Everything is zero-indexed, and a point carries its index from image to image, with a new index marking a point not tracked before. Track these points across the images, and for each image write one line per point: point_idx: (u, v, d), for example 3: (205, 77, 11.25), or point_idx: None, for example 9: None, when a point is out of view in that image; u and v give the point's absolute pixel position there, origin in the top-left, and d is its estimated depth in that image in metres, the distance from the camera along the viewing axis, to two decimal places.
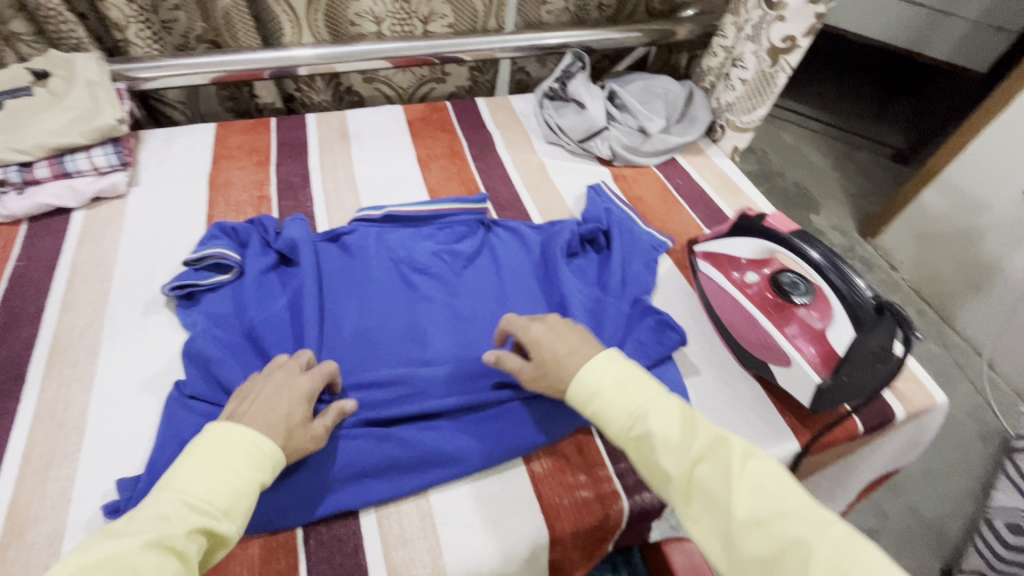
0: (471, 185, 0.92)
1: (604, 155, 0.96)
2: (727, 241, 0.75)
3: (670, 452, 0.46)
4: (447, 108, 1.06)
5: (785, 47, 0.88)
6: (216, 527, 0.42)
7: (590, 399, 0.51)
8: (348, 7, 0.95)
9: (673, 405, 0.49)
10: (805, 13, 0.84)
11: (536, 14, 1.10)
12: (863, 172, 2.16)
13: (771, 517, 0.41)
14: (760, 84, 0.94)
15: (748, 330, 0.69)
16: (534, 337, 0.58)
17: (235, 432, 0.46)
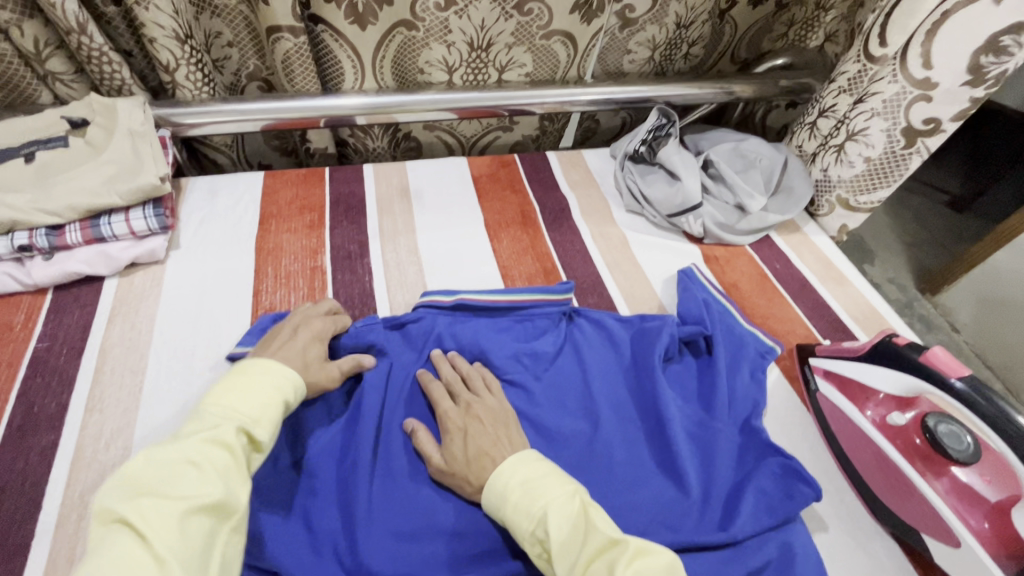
0: (547, 262, 0.81)
1: (694, 233, 0.86)
2: (863, 367, 0.64)
3: (564, 556, 0.45)
4: (516, 163, 0.97)
5: (927, 130, 0.81)
6: (254, 429, 0.47)
7: (498, 505, 0.50)
8: (418, 55, 0.86)
9: (572, 507, 0.47)
10: (958, 95, 0.76)
11: (617, 62, 1.01)
12: (918, 219, 2.02)
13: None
14: (887, 164, 0.86)
15: (892, 484, 0.58)
16: (453, 423, 0.57)
17: (264, 361, 0.53)
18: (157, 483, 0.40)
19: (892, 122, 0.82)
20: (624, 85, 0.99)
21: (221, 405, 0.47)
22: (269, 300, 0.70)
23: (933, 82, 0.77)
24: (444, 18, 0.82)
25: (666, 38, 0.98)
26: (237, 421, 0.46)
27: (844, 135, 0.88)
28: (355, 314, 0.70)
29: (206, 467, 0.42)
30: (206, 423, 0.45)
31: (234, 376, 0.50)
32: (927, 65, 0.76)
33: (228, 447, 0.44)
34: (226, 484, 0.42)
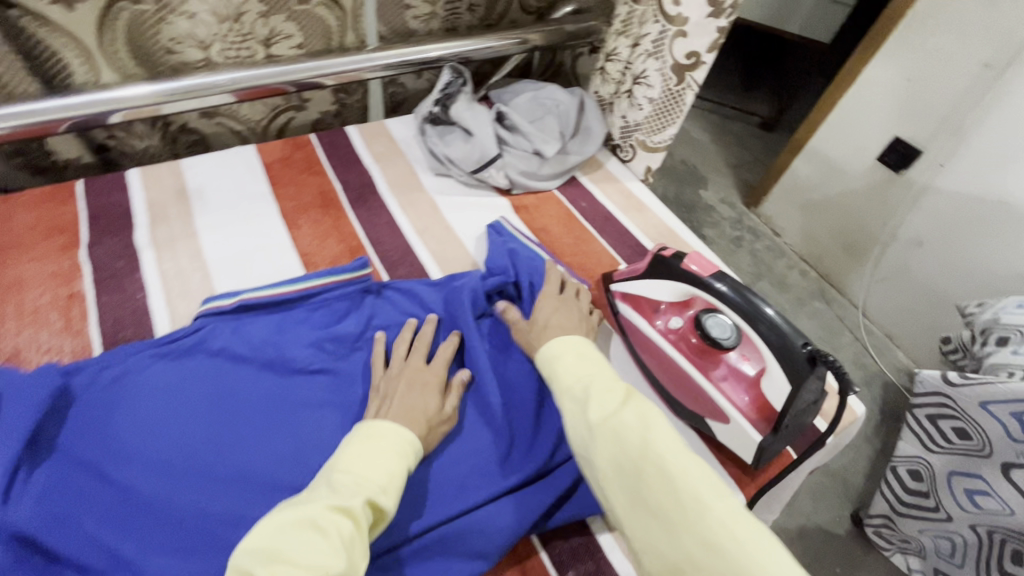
0: (352, 241, 0.78)
1: (501, 185, 0.87)
2: (645, 284, 0.68)
3: (599, 404, 0.49)
4: (312, 142, 0.91)
5: (690, 64, 0.86)
6: (381, 501, 0.46)
7: (550, 361, 0.56)
8: (157, 33, 0.76)
9: (619, 384, 0.52)
10: (707, 27, 0.81)
11: (401, 21, 0.97)
12: (739, 141, 2.26)
13: (682, 476, 0.43)
14: (667, 102, 0.91)
15: (681, 384, 0.64)
16: (537, 316, 0.63)
17: (392, 425, 0.52)
18: (287, 550, 0.40)
19: (663, 60, 0.87)
20: (411, 45, 0.97)
21: (354, 469, 0.47)
22: (12, 343, 0.60)
23: (681, 18, 0.82)
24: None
25: None
26: (364, 492, 0.46)
27: (631, 79, 0.94)
28: (126, 337, 0.63)
29: (330, 535, 0.41)
30: (336, 491, 0.45)
31: (368, 438, 0.50)
32: (674, 3, 0.81)
33: (351, 517, 0.43)
34: (348, 556, 0.41)
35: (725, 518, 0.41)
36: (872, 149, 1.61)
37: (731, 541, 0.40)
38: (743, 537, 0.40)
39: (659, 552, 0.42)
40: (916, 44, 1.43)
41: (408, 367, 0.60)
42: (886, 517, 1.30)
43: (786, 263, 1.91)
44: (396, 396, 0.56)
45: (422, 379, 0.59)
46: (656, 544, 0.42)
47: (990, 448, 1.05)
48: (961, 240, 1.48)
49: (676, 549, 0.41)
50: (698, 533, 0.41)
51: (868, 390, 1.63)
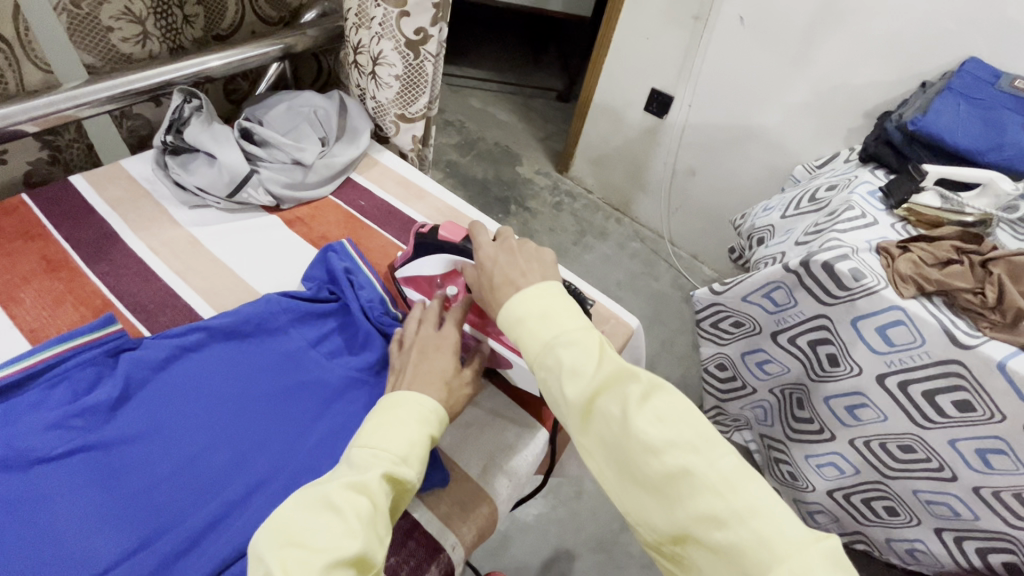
0: (94, 302, 0.69)
1: (266, 203, 0.83)
2: (415, 263, 0.72)
3: (575, 380, 0.45)
4: (23, 204, 0.78)
5: (420, 39, 0.88)
6: (401, 472, 0.47)
7: (512, 326, 0.51)
8: None
9: (592, 340, 0.48)
10: (424, 4, 0.84)
11: (108, 44, 0.88)
12: (542, 117, 2.42)
13: (663, 450, 0.42)
14: (412, 77, 0.93)
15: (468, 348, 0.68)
16: (485, 257, 0.58)
17: (410, 394, 0.53)
18: (308, 531, 0.41)
19: (395, 40, 0.88)
20: (126, 73, 0.87)
21: (374, 447, 0.48)
22: None
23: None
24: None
25: (147, 6, 0.89)
26: (382, 464, 0.47)
27: (371, 62, 0.93)
28: None
29: (345, 515, 0.42)
30: (351, 466, 0.46)
31: (388, 412, 0.51)
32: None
33: (369, 493, 0.44)
34: (367, 533, 0.42)
35: (713, 487, 0.40)
36: (637, 102, 1.84)
37: (721, 510, 0.40)
38: (738, 508, 0.40)
39: (654, 525, 0.43)
40: (643, 6, 1.65)
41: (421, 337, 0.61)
42: (717, 407, 1.52)
43: (603, 215, 2.11)
44: (412, 367, 0.58)
45: (441, 343, 0.60)
46: (650, 518, 0.43)
47: (759, 325, 1.29)
48: (716, 162, 1.76)
49: (667, 525, 0.42)
50: (687, 511, 0.41)
51: (687, 306, 1.89)
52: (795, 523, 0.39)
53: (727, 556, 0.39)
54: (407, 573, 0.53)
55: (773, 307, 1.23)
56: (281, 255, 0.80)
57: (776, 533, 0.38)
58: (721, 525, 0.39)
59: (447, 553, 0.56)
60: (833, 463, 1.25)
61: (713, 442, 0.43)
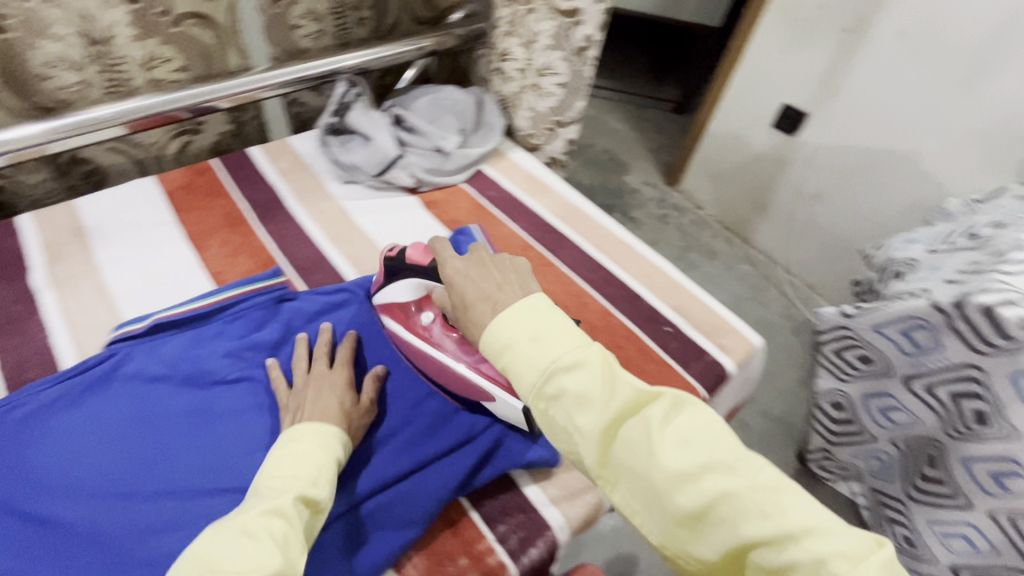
0: (263, 255, 0.79)
1: (407, 184, 0.90)
2: (388, 289, 0.67)
3: (590, 408, 0.41)
4: (214, 166, 0.91)
5: (586, 45, 0.94)
6: (312, 495, 0.46)
7: (503, 351, 0.45)
8: (27, 62, 0.75)
9: (595, 358, 0.43)
10: (595, 12, 0.90)
11: (291, 41, 1.00)
12: (655, 128, 2.37)
13: (698, 474, 0.38)
14: (575, 83, 0.98)
15: (450, 378, 0.62)
16: (451, 275, 0.53)
17: (305, 426, 0.52)
18: (224, 563, 0.39)
19: (564, 49, 0.93)
20: (305, 61, 0.99)
21: (279, 476, 0.47)
22: None
23: (573, 9, 0.89)
24: (33, 9, 0.72)
25: (328, 7, 1.00)
26: (294, 489, 0.46)
27: (534, 74, 0.97)
28: (30, 376, 0.62)
29: (263, 538, 0.40)
30: (266, 495, 0.45)
31: (297, 441, 0.50)
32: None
33: (286, 517, 0.43)
34: (286, 550, 0.40)
35: (758, 509, 0.36)
36: (765, 118, 1.74)
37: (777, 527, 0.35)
38: (791, 528, 0.35)
39: (697, 556, 0.38)
40: (788, 18, 1.56)
41: (314, 375, 0.60)
42: (824, 449, 1.39)
43: (710, 233, 2.02)
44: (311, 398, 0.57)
45: (331, 381, 0.60)
46: (691, 549, 0.38)
47: (892, 366, 1.17)
48: (849, 187, 1.62)
49: (713, 553, 0.37)
50: (735, 534, 0.36)
51: (797, 338, 1.75)
52: (849, 532, 0.35)
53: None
54: (514, 544, 0.55)
55: (911, 348, 1.11)
56: (414, 232, 0.86)
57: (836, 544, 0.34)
58: (779, 546, 0.35)
59: (553, 531, 0.56)
60: (963, 536, 1.09)
61: (745, 456, 0.38)
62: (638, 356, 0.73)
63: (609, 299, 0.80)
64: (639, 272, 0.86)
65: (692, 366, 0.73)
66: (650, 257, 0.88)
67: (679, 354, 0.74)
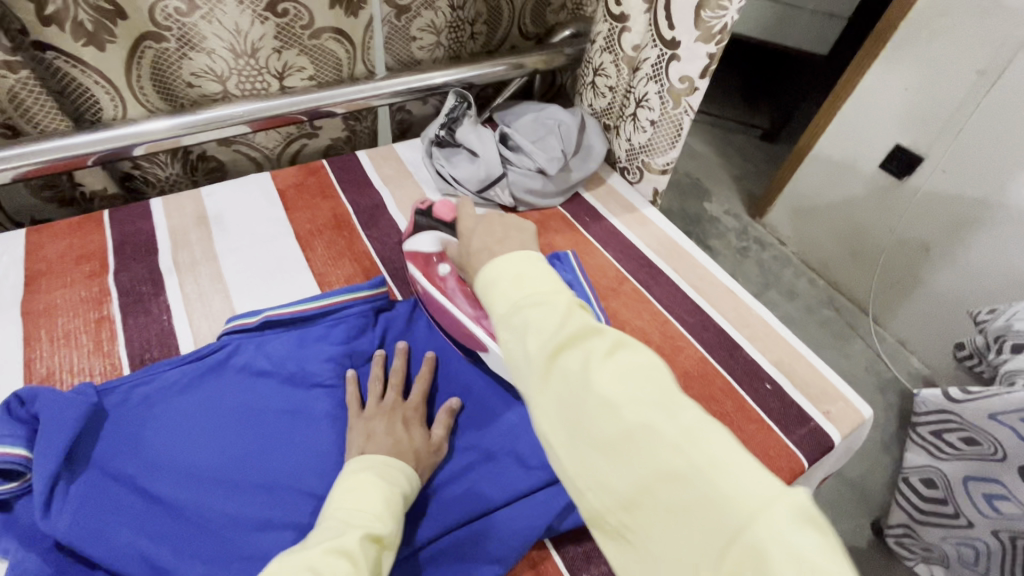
0: (365, 261, 0.81)
1: (506, 203, 0.91)
2: (414, 239, 0.73)
3: (537, 333, 0.38)
4: (325, 168, 0.95)
5: (685, 88, 0.86)
6: (378, 531, 0.43)
7: (485, 289, 0.43)
8: (180, 67, 0.81)
9: (563, 301, 0.40)
10: (697, 51, 0.81)
11: (407, 51, 1.03)
12: (741, 154, 2.20)
13: (625, 406, 0.34)
14: (667, 125, 0.91)
15: (455, 328, 0.68)
16: (465, 235, 0.56)
17: (372, 457, 0.52)
18: None
19: (660, 84, 0.88)
20: (419, 72, 1.02)
21: (340, 508, 0.45)
22: (46, 365, 0.63)
23: (675, 41, 0.83)
24: (191, 22, 0.77)
25: (446, 21, 1.02)
26: (360, 526, 0.43)
27: (633, 103, 0.95)
28: (153, 356, 0.66)
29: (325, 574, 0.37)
30: (334, 533, 0.42)
31: (356, 474, 0.49)
32: (669, 26, 0.82)
33: (354, 558, 0.39)
34: None
35: (675, 444, 0.32)
36: (874, 156, 1.51)
37: (685, 454, 0.32)
38: (700, 467, 0.31)
39: (611, 487, 0.34)
40: (912, 54, 1.34)
41: (385, 406, 0.60)
42: (906, 526, 1.25)
43: (793, 271, 1.84)
44: (376, 430, 0.56)
45: (403, 414, 0.60)
46: (603, 479, 0.34)
47: (1003, 452, 1.01)
48: (972, 248, 1.37)
49: (624, 486, 0.33)
50: (648, 467, 0.33)
51: (881, 398, 1.56)
52: (764, 474, 0.31)
53: (695, 524, 0.30)
54: None
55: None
56: None
57: (738, 490, 0.30)
58: (685, 484, 0.31)
59: None
60: None
61: (681, 399, 0.35)
62: (736, 413, 0.69)
63: (705, 346, 0.77)
64: (737, 318, 0.81)
65: (793, 433, 0.68)
66: (748, 300, 0.84)
67: (780, 415, 0.70)
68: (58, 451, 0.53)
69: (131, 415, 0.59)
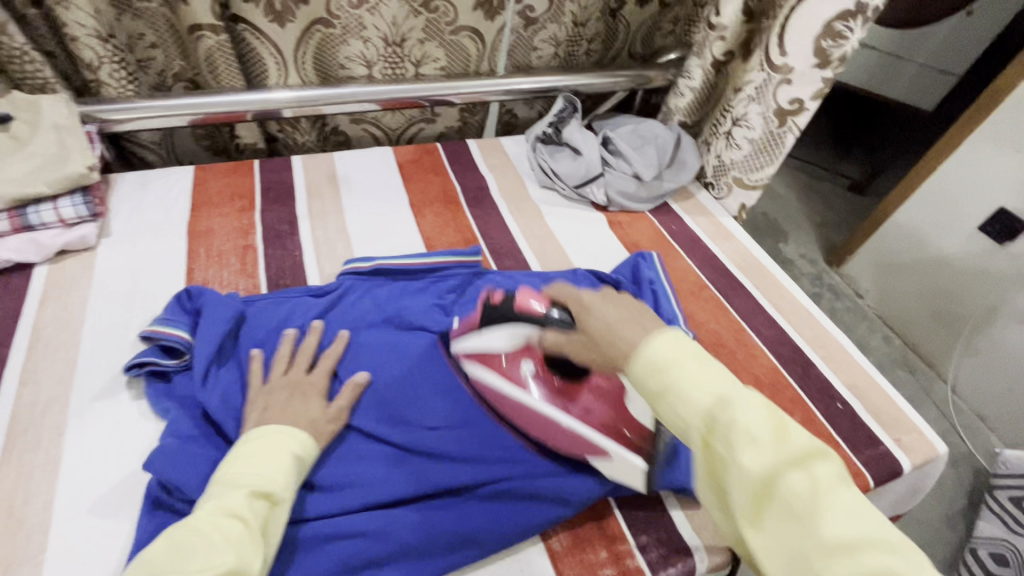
0: (467, 233, 0.89)
1: (600, 202, 0.97)
2: (487, 337, 0.63)
3: (752, 449, 0.37)
4: (439, 149, 1.05)
5: (793, 109, 0.91)
6: (265, 489, 0.47)
7: (662, 370, 0.41)
8: (338, 51, 0.94)
9: (764, 404, 0.40)
10: (811, 76, 0.87)
11: (526, 57, 1.12)
12: (824, 201, 2.10)
13: (859, 548, 0.34)
14: (768, 142, 0.96)
15: (568, 440, 0.59)
16: (584, 302, 0.50)
17: (263, 429, 0.52)
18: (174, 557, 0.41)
19: (765, 104, 0.92)
20: (531, 75, 1.10)
21: (233, 471, 0.48)
22: (202, 275, 0.75)
23: (785, 66, 0.87)
24: (358, 15, 0.90)
25: (566, 35, 1.11)
26: (247, 487, 0.47)
27: (730, 122, 0.99)
28: (286, 284, 0.76)
29: (217, 539, 0.42)
30: (220, 496, 0.46)
31: (255, 441, 0.51)
32: (781, 53, 0.86)
33: (241, 517, 0.44)
34: (239, 553, 0.42)
35: None
36: (971, 218, 1.44)
37: (884, 542, 0.34)
38: None
39: None
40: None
41: (288, 377, 0.60)
42: None
43: (867, 326, 1.72)
44: (273, 402, 0.56)
45: (307, 386, 0.59)
46: None
47: None
48: None
49: None
50: None
51: (953, 473, 1.40)
52: None
53: None
54: (653, 558, 0.57)
55: None
56: (597, 245, 0.92)
57: None
58: None
59: (693, 558, 0.58)
60: None
61: (913, 548, 0.34)
62: (804, 423, 0.71)
63: (779, 358, 0.79)
64: (813, 338, 0.83)
65: (860, 451, 0.69)
66: (827, 324, 0.85)
67: (850, 434, 0.71)
68: (213, 342, 0.64)
69: (263, 323, 0.68)
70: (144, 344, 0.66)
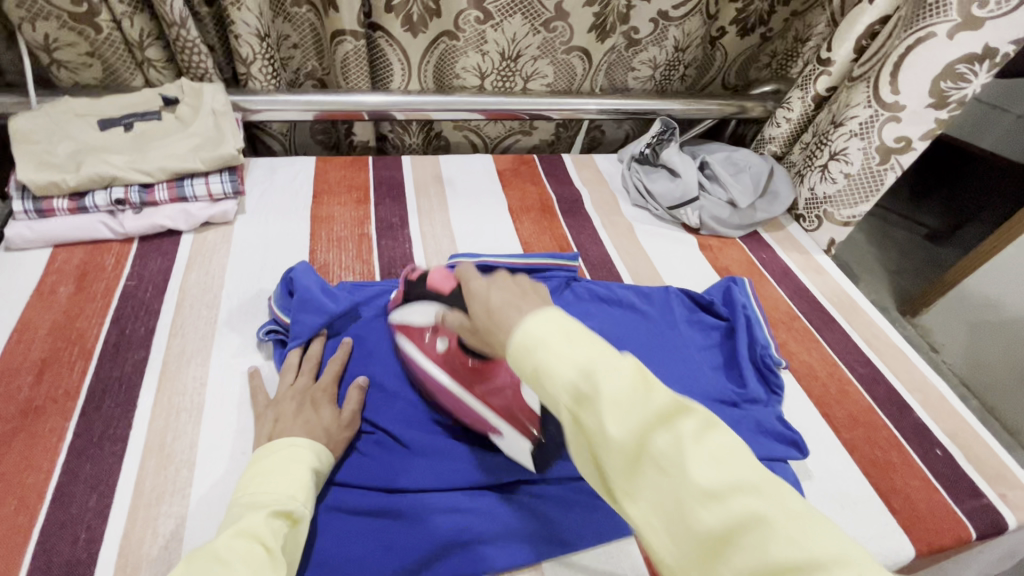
0: (563, 242, 0.93)
1: (692, 224, 0.99)
2: (407, 308, 0.63)
3: (620, 412, 0.34)
4: (535, 160, 1.09)
5: (899, 147, 0.90)
6: (286, 508, 0.46)
7: (531, 350, 0.37)
8: (456, 62, 1.01)
9: (633, 364, 0.36)
10: (924, 116, 0.87)
11: (623, 78, 1.16)
12: (899, 250, 1.95)
13: (726, 495, 0.31)
14: (866, 180, 0.95)
15: (459, 411, 0.60)
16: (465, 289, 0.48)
17: (275, 447, 0.52)
18: None
19: (868, 141, 0.92)
20: (630, 97, 1.13)
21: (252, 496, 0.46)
22: (323, 257, 0.81)
23: (898, 105, 0.87)
24: (482, 31, 0.96)
25: (666, 59, 1.14)
26: (266, 507, 0.45)
27: (828, 155, 0.98)
28: (396, 274, 0.82)
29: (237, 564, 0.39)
30: (237, 517, 0.44)
31: (261, 463, 0.50)
32: (894, 90, 0.87)
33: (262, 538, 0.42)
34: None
35: (796, 535, 0.30)
36: None
37: (747, 484, 0.31)
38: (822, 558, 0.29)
39: None
40: None
41: (296, 389, 0.61)
42: None
43: None
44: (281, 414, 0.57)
45: (313, 395, 0.60)
46: None
47: None
48: None
49: None
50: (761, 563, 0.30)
51: None
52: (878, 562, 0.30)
53: None
54: None
55: None
56: (687, 266, 0.93)
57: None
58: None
59: None
60: None
61: (775, 479, 0.33)
62: (903, 465, 0.69)
63: (875, 398, 0.77)
64: (909, 380, 0.81)
65: (963, 501, 0.67)
66: (924, 368, 0.83)
67: (951, 483, 0.69)
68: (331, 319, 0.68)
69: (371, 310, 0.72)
70: (270, 313, 0.72)
